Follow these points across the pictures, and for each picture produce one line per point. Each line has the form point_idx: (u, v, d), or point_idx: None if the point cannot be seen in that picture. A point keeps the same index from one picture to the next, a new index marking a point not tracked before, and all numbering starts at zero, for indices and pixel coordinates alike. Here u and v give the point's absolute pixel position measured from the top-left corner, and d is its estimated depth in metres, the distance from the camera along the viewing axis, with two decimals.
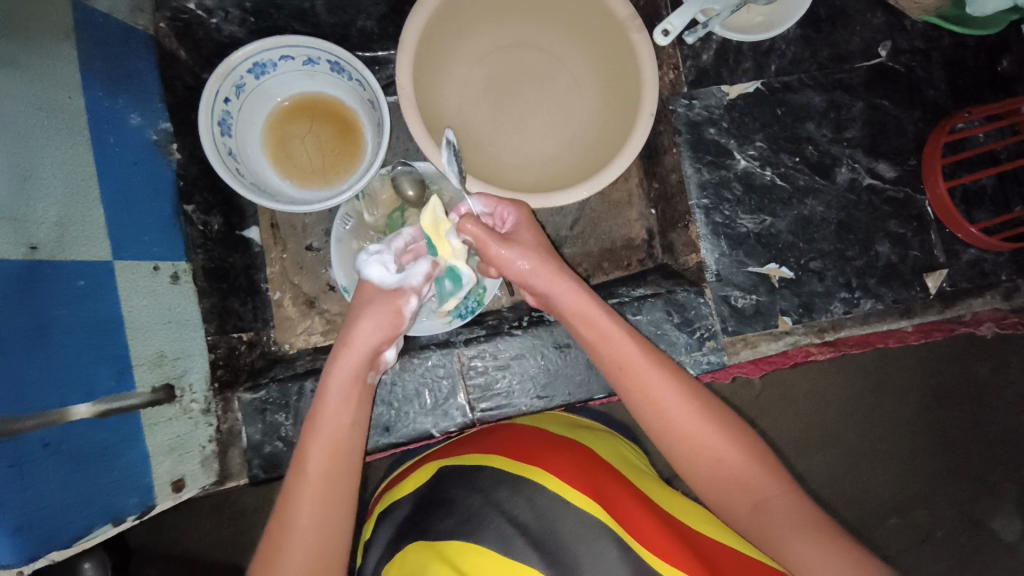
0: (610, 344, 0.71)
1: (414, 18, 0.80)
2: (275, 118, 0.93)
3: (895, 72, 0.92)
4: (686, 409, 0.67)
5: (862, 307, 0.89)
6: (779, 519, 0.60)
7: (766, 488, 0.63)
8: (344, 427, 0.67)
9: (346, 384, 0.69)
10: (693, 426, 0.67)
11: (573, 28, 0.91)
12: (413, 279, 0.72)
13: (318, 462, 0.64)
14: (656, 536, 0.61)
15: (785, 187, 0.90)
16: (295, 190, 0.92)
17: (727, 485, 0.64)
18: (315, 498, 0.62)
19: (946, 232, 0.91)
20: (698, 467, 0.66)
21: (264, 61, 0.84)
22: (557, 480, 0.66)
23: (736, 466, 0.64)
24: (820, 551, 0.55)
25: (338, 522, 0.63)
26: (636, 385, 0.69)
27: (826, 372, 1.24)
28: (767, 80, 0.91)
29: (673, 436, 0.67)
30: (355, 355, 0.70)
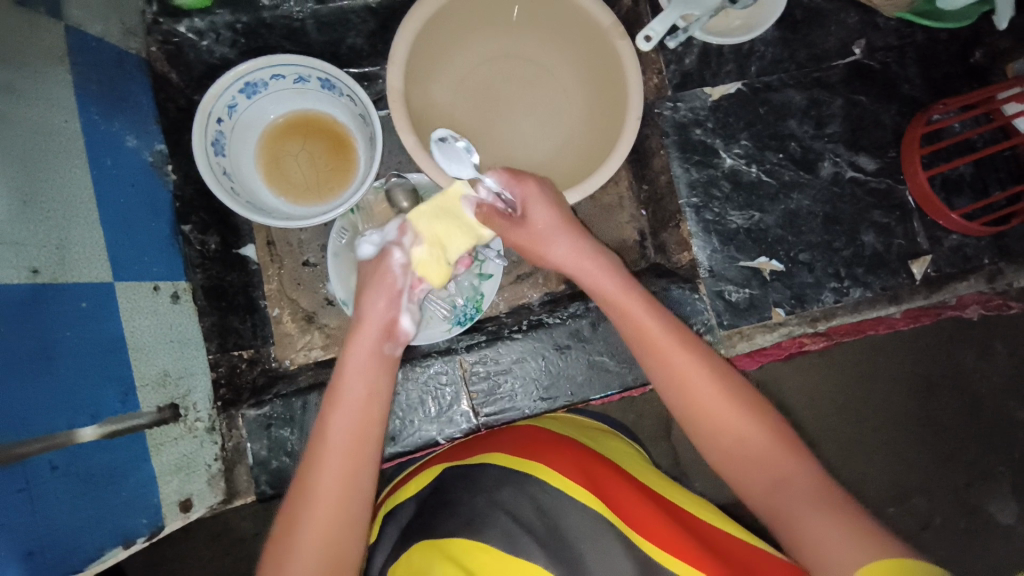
0: (630, 317, 0.72)
1: (404, 32, 0.82)
2: (268, 136, 0.93)
3: (870, 69, 0.96)
4: (709, 385, 0.67)
5: (852, 295, 0.91)
6: (793, 499, 0.59)
7: (786, 467, 0.61)
8: (369, 393, 0.66)
9: (363, 354, 0.69)
10: (716, 401, 0.66)
11: (558, 37, 0.93)
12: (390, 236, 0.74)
13: (342, 431, 0.63)
14: (657, 527, 0.62)
15: (771, 183, 0.92)
16: (290, 207, 0.93)
17: (747, 466, 0.63)
18: (338, 463, 0.61)
19: (928, 220, 0.93)
20: (721, 445, 0.65)
21: (255, 81, 0.85)
22: (564, 478, 0.67)
23: (756, 443, 0.64)
24: (834, 526, 0.54)
25: (358, 495, 0.61)
26: (659, 358, 0.69)
27: (821, 365, 1.26)
28: (749, 81, 0.94)
29: (694, 409, 0.67)
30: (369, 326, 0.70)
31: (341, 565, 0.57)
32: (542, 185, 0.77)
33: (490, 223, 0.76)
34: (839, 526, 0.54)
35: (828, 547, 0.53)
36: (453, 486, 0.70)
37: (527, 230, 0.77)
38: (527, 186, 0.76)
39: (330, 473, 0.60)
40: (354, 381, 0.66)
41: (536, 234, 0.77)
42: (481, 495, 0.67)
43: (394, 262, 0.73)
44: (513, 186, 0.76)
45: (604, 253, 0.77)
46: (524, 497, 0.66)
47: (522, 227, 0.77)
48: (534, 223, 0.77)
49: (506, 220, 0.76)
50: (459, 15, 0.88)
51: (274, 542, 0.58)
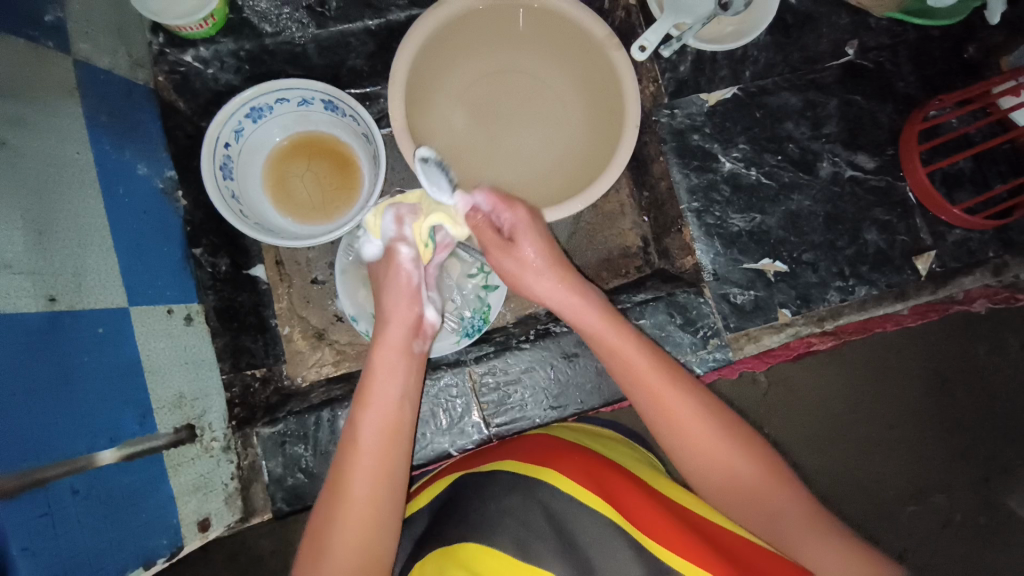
0: (619, 356, 0.72)
1: (404, 52, 0.84)
2: (274, 159, 0.95)
3: (864, 69, 0.97)
4: (702, 424, 0.68)
5: (857, 293, 0.91)
6: (791, 529, 0.63)
7: (780, 497, 0.65)
8: (398, 395, 0.69)
9: (392, 355, 0.70)
10: (710, 437, 0.68)
11: (555, 51, 0.95)
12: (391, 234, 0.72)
13: (373, 434, 0.66)
14: (666, 530, 0.62)
15: (771, 184, 0.93)
16: (297, 227, 0.95)
17: (744, 498, 0.66)
18: (371, 467, 0.64)
19: (930, 216, 0.94)
20: (714, 481, 0.68)
21: (260, 106, 0.87)
22: (571, 482, 0.68)
23: (749, 476, 0.66)
24: (833, 556, 0.59)
25: (389, 495, 0.64)
26: (653, 397, 0.70)
27: (831, 365, 1.25)
28: (743, 86, 0.95)
29: (691, 448, 0.68)
30: (396, 326, 0.71)
31: (375, 562, 0.61)
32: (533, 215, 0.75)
33: (478, 232, 0.74)
34: (840, 557, 0.58)
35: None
36: (466, 497, 0.71)
37: (515, 260, 0.75)
38: (520, 212, 0.74)
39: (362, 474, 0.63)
40: (384, 384, 0.69)
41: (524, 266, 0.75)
42: (494, 504, 0.67)
43: (404, 260, 0.71)
44: (505, 211, 0.73)
45: (590, 291, 0.75)
46: (536, 505, 0.67)
47: (511, 255, 0.74)
48: (522, 253, 0.74)
49: (497, 239, 0.74)
50: (457, 33, 0.90)
51: (308, 546, 0.62)
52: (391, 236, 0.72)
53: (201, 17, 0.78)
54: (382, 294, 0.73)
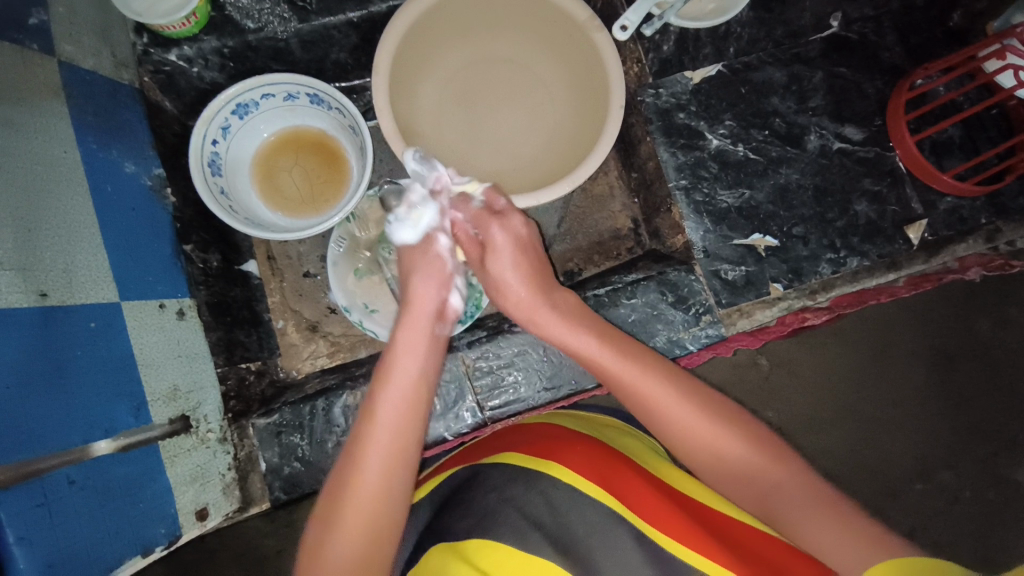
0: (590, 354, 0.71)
1: (385, 43, 0.84)
2: (263, 155, 0.96)
3: (849, 41, 0.97)
4: (689, 412, 0.66)
5: (849, 265, 0.91)
6: (787, 508, 0.61)
7: (773, 471, 0.63)
8: (417, 377, 0.67)
9: (417, 336, 0.69)
10: (688, 416, 0.66)
11: (538, 37, 0.95)
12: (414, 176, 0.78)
13: (390, 417, 0.64)
14: (666, 518, 0.63)
15: (758, 159, 0.93)
16: (287, 221, 0.95)
17: (735, 478, 0.65)
18: (387, 444, 0.62)
19: (921, 185, 0.93)
20: (710, 465, 0.66)
21: (246, 102, 0.88)
22: (573, 473, 0.68)
23: (736, 457, 0.64)
24: (837, 530, 0.57)
25: (400, 477, 0.62)
26: (631, 385, 0.68)
27: (831, 344, 1.25)
28: (727, 62, 0.95)
29: (671, 429, 0.66)
30: (421, 310, 0.70)
31: (377, 544, 0.60)
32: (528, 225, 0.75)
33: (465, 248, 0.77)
34: (841, 536, 0.56)
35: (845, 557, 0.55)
36: (468, 490, 0.71)
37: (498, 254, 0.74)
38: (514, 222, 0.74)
39: (378, 456, 0.62)
40: (406, 363, 0.67)
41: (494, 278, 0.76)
42: (497, 495, 0.68)
43: (442, 248, 0.73)
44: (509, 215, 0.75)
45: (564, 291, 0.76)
46: (533, 492, 0.67)
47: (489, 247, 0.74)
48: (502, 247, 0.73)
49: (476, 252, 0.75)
50: (438, 23, 0.90)
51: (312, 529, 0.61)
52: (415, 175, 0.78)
53: (183, 15, 0.79)
54: (411, 274, 0.72)
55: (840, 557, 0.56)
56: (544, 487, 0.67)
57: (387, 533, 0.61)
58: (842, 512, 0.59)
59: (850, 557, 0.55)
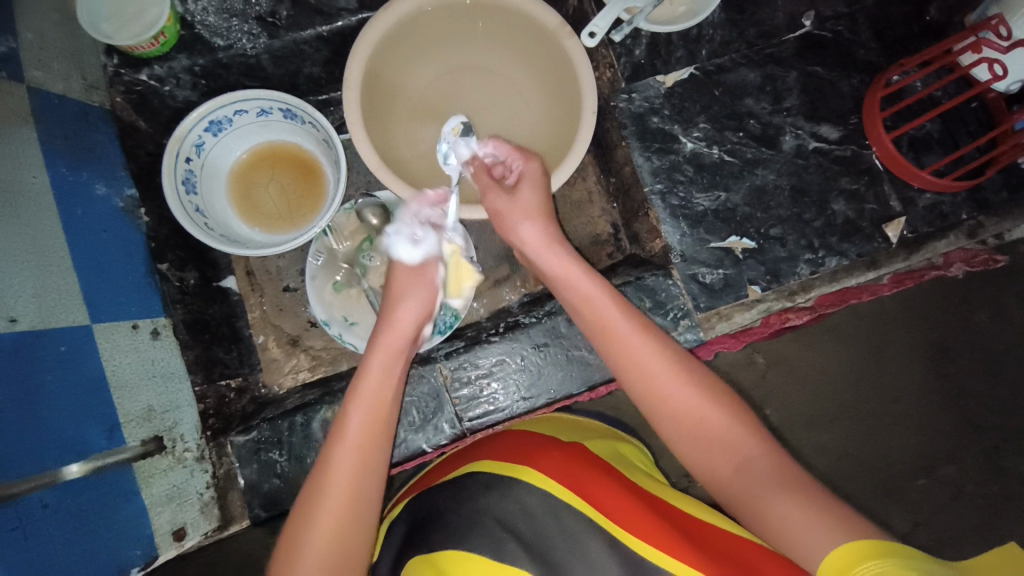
0: (588, 304, 0.75)
1: (355, 57, 0.84)
2: (239, 172, 0.96)
3: (823, 39, 0.96)
4: (679, 380, 0.69)
5: (828, 265, 0.90)
6: (758, 482, 0.61)
7: (745, 447, 0.64)
8: (386, 394, 0.70)
9: (390, 355, 0.73)
10: (673, 389, 0.68)
11: (512, 45, 0.95)
12: (432, 249, 0.80)
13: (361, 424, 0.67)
14: (646, 525, 0.62)
15: (734, 162, 0.93)
16: (265, 237, 0.95)
17: (711, 449, 0.65)
18: (355, 453, 0.65)
19: (900, 182, 0.93)
20: (691, 436, 0.66)
21: (219, 119, 0.89)
22: (547, 480, 0.68)
23: (721, 434, 0.65)
24: (799, 512, 0.56)
25: (370, 482, 0.65)
26: (623, 354, 0.72)
27: (823, 342, 1.24)
28: (700, 65, 0.95)
29: (656, 399, 0.69)
30: (398, 333, 0.75)
31: (349, 552, 0.62)
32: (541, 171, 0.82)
33: (480, 179, 0.85)
34: (807, 514, 0.56)
35: (801, 539, 0.55)
36: (444, 503, 0.71)
37: (509, 202, 0.81)
38: (527, 164, 0.82)
39: (346, 456, 0.64)
40: (379, 378, 0.71)
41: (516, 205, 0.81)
42: (471, 506, 0.68)
43: (435, 277, 0.79)
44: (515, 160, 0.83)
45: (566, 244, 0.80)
46: (506, 500, 0.67)
47: (507, 197, 0.81)
48: (519, 199, 0.81)
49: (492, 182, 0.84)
50: (409, 34, 0.90)
51: (284, 539, 0.62)
52: (431, 251, 0.80)
53: (150, 34, 0.80)
54: (397, 297, 0.77)
55: (804, 537, 0.55)
56: (518, 497, 0.67)
57: (357, 538, 0.62)
58: (807, 494, 0.58)
59: (804, 544, 0.55)
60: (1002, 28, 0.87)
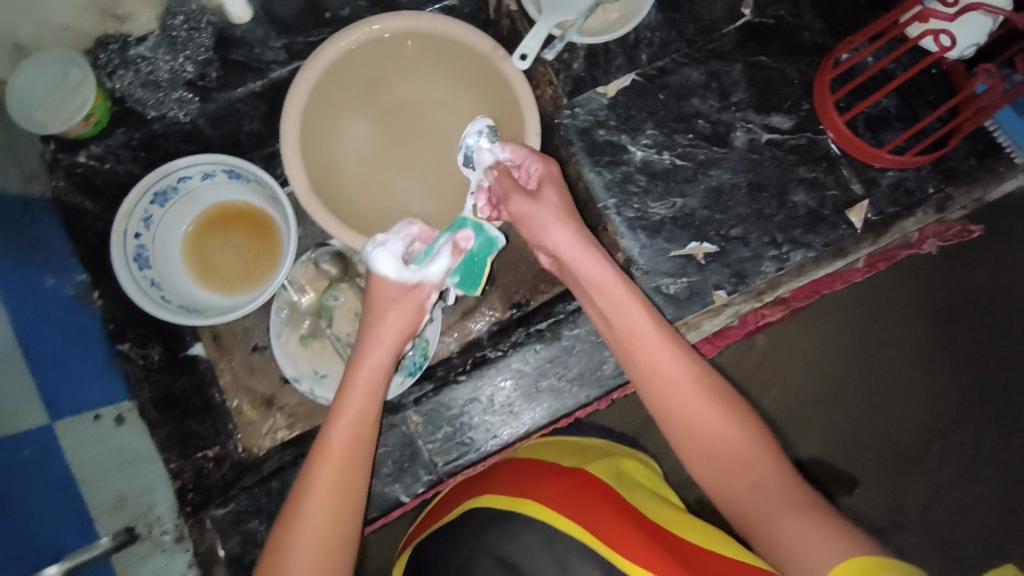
0: (620, 312, 0.71)
1: (290, 109, 0.83)
2: (193, 238, 0.96)
3: (764, 27, 0.93)
4: (698, 398, 0.67)
5: (794, 259, 0.88)
6: (767, 504, 0.60)
7: (758, 466, 0.64)
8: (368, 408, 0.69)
9: (376, 370, 0.71)
10: (696, 406, 0.67)
11: (449, 72, 0.93)
12: (431, 276, 0.74)
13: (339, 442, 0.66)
14: (651, 555, 0.60)
15: (687, 165, 0.91)
16: (225, 299, 0.94)
17: (724, 464, 0.64)
18: (334, 471, 0.65)
19: (860, 164, 0.90)
20: (704, 453, 0.66)
21: (164, 189, 0.88)
22: (547, 509, 0.67)
23: (732, 449, 0.65)
24: (807, 530, 0.56)
25: (348, 510, 0.65)
26: (645, 371, 0.69)
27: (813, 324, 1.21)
28: (641, 70, 0.93)
29: (673, 416, 0.68)
30: (385, 346, 0.72)
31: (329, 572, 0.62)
32: (547, 168, 0.76)
33: (501, 182, 0.77)
34: (813, 529, 0.56)
35: (806, 551, 0.54)
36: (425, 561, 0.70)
37: (533, 203, 0.73)
38: (538, 164, 0.76)
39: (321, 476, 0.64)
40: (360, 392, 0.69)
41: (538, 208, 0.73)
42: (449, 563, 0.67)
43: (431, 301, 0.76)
44: (532, 162, 0.77)
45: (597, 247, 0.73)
46: (485, 554, 0.67)
47: (531, 201, 0.74)
48: (544, 198, 0.74)
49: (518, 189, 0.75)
50: (345, 77, 0.89)
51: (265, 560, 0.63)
52: (430, 278, 0.74)
53: (82, 114, 0.81)
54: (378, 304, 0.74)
55: (808, 556, 0.54)
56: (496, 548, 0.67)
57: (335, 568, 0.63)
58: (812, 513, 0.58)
59: (810, 557, 0.54)
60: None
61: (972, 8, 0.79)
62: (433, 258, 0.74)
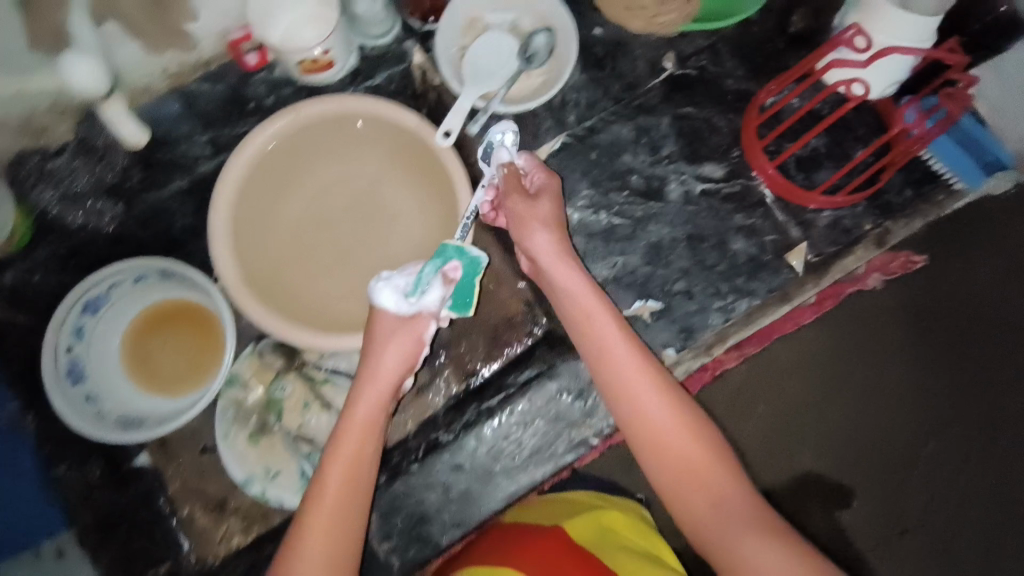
0: (594, 320, 0.72)
1: (218, 204, 0.82)
2: (131, 339, 0.93)
3: (688, 78, 0.94)
4: (673, 415, 0.66)
5: (739, 309, 0.88)
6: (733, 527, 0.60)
7: (728, 490, 0.62)
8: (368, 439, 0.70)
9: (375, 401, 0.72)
10: (672, 427, 0.66)
11: (382, 148, 0.91)
12: (429, 305, 0.73)
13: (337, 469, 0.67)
14: None
15: (625, 223, 0.91)
16: (166, 401, 0.91)
17: (695, 483, 0.63)
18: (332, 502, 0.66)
19: (795, 207, 0.90)
20: (678, 469, 0.64)
21: (94, 298, 0.87)
22: None
23: (706, 468, 0.64)
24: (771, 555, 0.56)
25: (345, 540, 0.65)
26: (621, 381, 0.68)
27: (817, 339, 0.99)
28: (571, 131, 0.92)
29: (646, 429, 0.66)
30: (380, 384, 0.72)
31: None
32: (550, 178, 0.79)
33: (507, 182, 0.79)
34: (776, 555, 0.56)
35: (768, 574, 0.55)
36: None
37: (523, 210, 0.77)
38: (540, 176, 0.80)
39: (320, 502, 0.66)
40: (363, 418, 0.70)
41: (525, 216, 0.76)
42: None
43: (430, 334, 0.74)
44: (540, 172, 0.80)
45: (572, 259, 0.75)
46: None
47: (525, 203, 0.77)
48: (539, 206, 0.77)
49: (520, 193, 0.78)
50: (276, 164, 0.88)
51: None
52: (427, 308, 0.73)
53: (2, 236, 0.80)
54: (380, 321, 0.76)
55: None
56: None
57: None
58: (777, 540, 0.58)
59: None
60: (860, 38, 0.80)
61: (882, 55, 0.77)
62: (427, 290, 0.74)
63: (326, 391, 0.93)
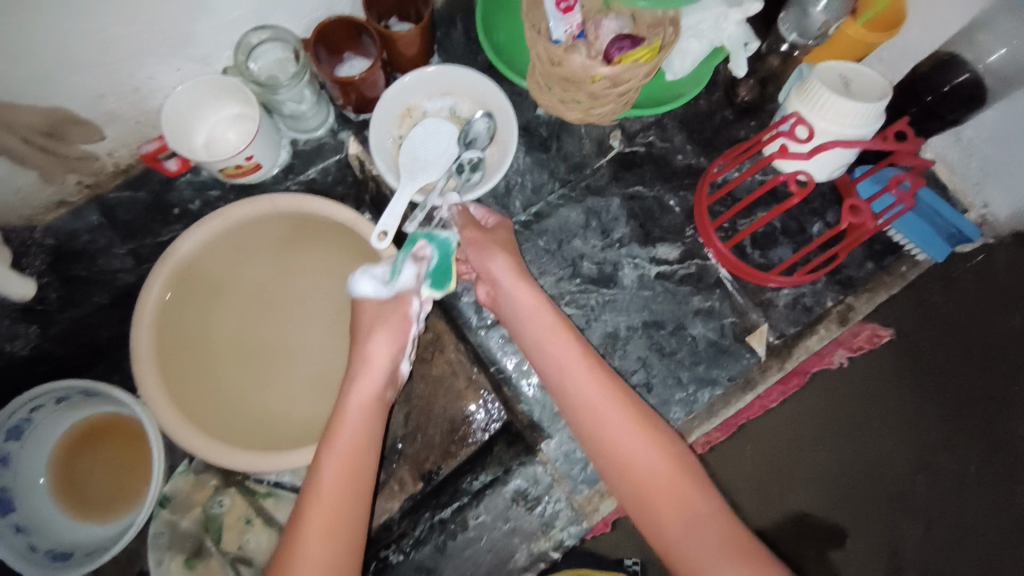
0: (558, 347, 0.72)
1: (139, 323, 0.75)
2: (56, 462, 0.87)
3: (636, 156, 0.90)
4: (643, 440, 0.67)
5: (702, 400, 0.83)
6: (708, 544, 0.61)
7: (700, 506, 0.63)
8: (367, 437, 0.68)
9: (366, 406, 0.70)
10: (638, 449, 0.66)
11: (316, 241, 0.87)
12: (406, 284, 0.74)
13: (333, 478, 0.64)
14: None
15: (578, 312, 0.86)
16: (100, 525, 0.86)
17: (667, 499, 0.64)
18: (333, 506, 0.63)
19: (753, 287, 0.86)
20: (647, 490, 0.65)
21: (16, 423, 0.80)
22: None
23: (675, 487, 0.65)
24: None
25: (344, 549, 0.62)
26: (584, 407, 0.69)
27: (792, 407, 0.96)
28: (517, 218, 0.88)
29: (615, 454, 0.67)
30: (375, 371, 0.72)
31: None
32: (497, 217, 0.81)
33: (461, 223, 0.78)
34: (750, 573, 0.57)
35: None
36: None
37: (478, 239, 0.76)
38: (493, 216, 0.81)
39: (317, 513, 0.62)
40: (354, 423, 0.68)
41: (481, 249, 0.76)
42: None
43: (414, 313, 0.74)
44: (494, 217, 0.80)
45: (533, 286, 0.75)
46: None
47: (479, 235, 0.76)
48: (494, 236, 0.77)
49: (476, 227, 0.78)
50: (204, 269, 0.82)
51: None
52: (405, 286, 0.73)
53: None
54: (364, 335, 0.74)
55: None
56: None
57: None
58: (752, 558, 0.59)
59: None
60: (801, 127, 0.77)
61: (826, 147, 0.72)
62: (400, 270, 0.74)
63: (268, 505, 0.87)
